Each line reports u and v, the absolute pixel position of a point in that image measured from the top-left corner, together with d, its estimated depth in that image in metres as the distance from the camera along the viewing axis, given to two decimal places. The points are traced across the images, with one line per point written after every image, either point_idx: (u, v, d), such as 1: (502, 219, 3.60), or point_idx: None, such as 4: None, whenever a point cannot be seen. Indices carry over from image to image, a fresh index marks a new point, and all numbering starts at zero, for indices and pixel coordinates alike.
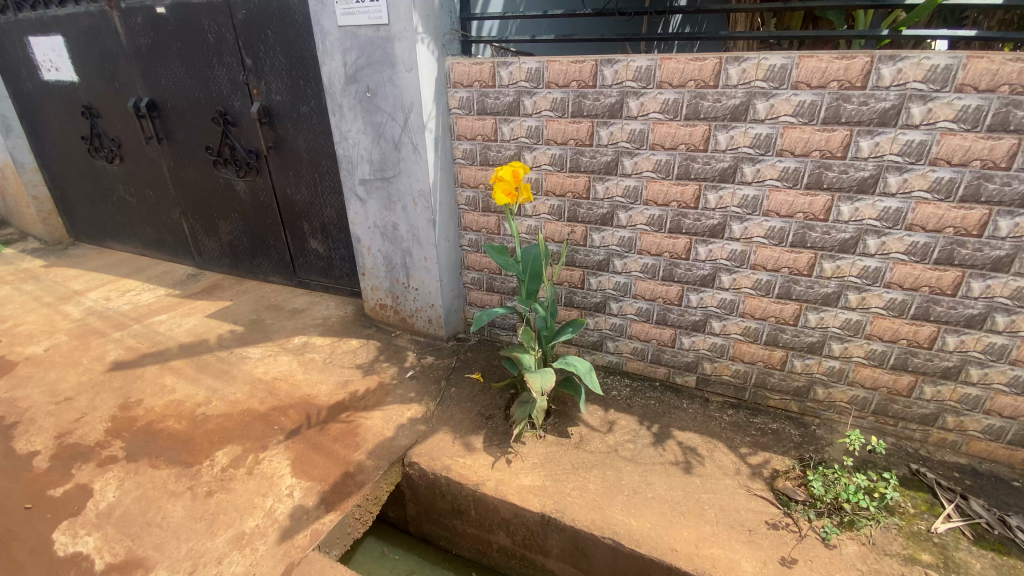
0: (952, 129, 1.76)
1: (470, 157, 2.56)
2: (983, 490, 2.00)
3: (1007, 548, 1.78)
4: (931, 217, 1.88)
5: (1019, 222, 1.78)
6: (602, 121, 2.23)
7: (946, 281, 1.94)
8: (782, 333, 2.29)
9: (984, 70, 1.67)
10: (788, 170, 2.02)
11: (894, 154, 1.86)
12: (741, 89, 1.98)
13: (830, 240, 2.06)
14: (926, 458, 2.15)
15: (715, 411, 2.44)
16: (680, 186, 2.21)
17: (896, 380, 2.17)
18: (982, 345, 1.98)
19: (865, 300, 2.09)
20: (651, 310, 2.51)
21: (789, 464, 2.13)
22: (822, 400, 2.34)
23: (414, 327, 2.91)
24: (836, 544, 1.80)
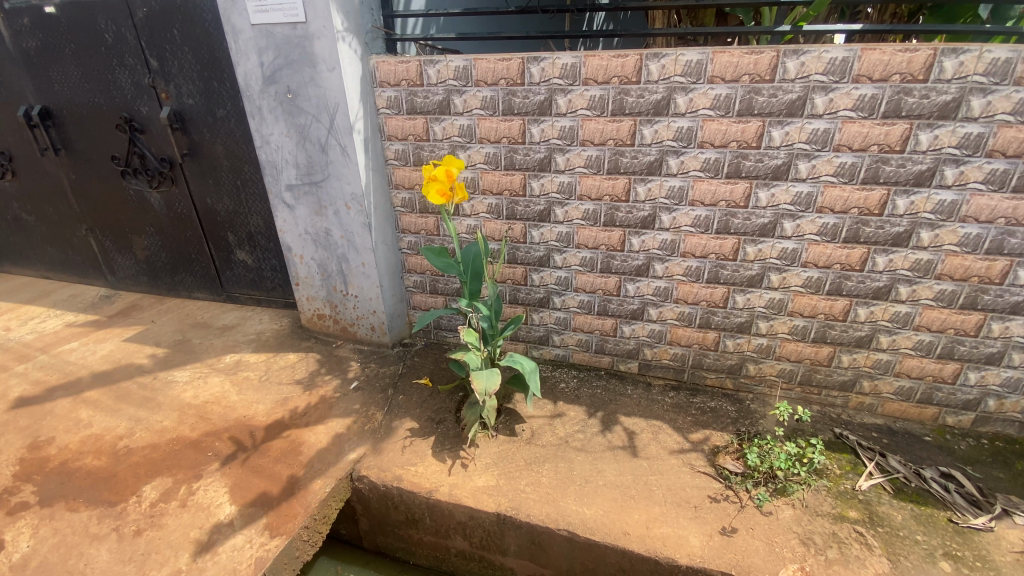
0: (851, 117, 1.90)
1: (403, 158, 2.50)
2: (899, 446, 2.19)
3: (923, 498, 1.96)
4: (838, 199, 2.03)
5: (914, 200, 1.95)
6: (533, 118, 2.24)
7: (854, 258, 2.10)
8: (714, 316, 2.41)
9: (877, 61, 1.81)
10: (709, 161, 2.11)
11: (802, 142, 1.98)
12: (662, 84, 2.04)
13: (751, 226, 2.18)
14: (848, 422, 2.32)
15: (657, 394, 2.53)
16: (612, 180, 2.26)
17: (817, 352, 2.33)
18: (889, 314, 2.16)
19: (786, 280, 2.23)
20: (593, 302, 2.56)
21: (727, 439, 2.24)
22: (754, 375, 2.48)
23: (356, 335, 2.83)
24: (772, 510, 1.92)
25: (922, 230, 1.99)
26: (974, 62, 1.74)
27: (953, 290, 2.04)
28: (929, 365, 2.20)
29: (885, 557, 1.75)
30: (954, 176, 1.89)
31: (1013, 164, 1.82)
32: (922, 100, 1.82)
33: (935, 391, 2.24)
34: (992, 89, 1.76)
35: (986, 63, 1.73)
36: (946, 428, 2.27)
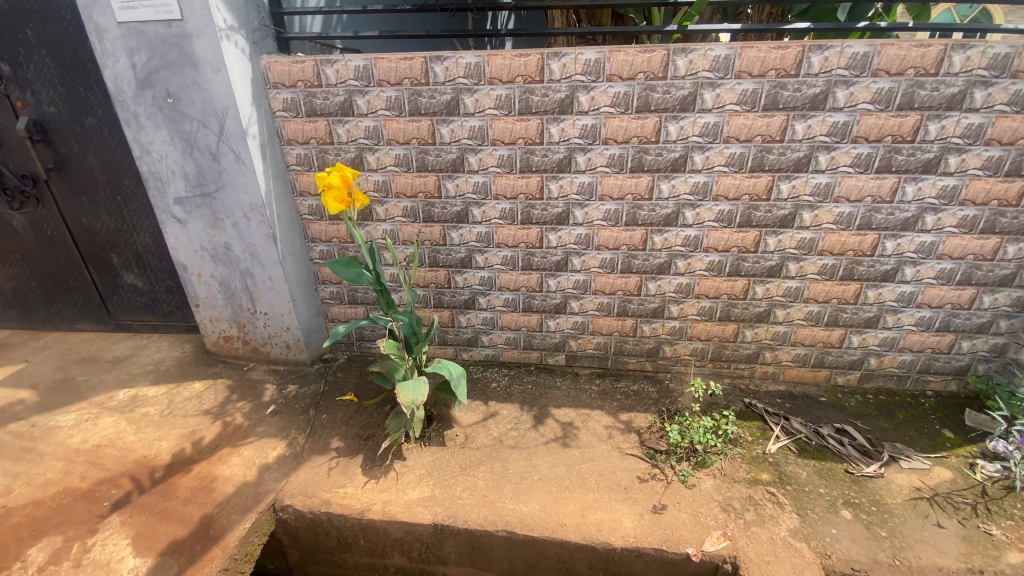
0: (737, 111, 2.05)
1: (306, 163, 2.37)
2: (799, 409, 2.41)
3: (823, 454, 2.16)
4: (731, 187, 2.18)
5: (795, 184, 2.14)
6: (441, 118, 2.21)
7: (749, 240, 2.28)
8: (631, 303, 2.51)
9: (755, 58, 1.96)
10: (614, 157, 2.19)
11: (696, 135, 2.11)
12: (564, 82, 2.08)
13: (657, 216, 2.29)
14: (755, 391, 2.52)
15: (585, 384, 2.60)
16: (525, 178, 2.28)
17: (725, 329, 2.50)
18: (782, 290, 2.36)
19: (691, 265, 2.37)
20: (517, 300, 2.58)
21: (651, 420, 2.35)
22: (670, 356, 2.62)
23: (270, 355, 2.65)
24: (695, 483, 2.04)
25: (804, 211, 2.19)
26: (837, 57, 1.92)
27: (833, 264, 2.27)
28: (820, 332, 2.43)
29: (794, 512, 1.91)
30: (827, 161, 2.09)
31: (874, 148, 2.04)
32: (796, 93, 1.99)
33: (826, 355, 2.48)
34: (853, 81, 1.95)
35: (847, 58, 1.92)
36: (837, 388, 2.53)
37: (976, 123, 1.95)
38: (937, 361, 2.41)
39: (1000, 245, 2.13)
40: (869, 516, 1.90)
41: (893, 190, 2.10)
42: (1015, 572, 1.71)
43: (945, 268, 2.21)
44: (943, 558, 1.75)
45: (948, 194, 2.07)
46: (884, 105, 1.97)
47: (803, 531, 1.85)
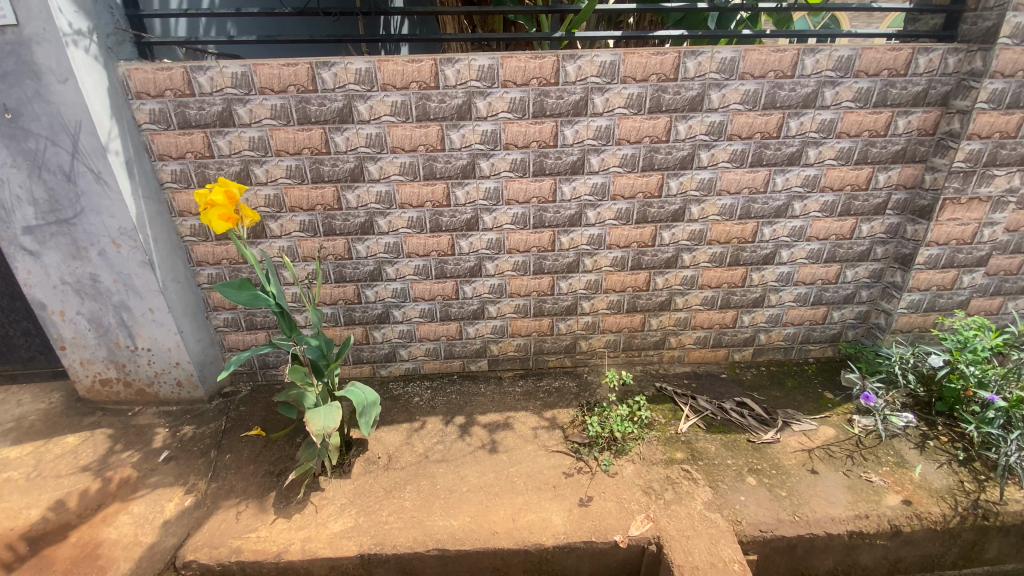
0: (626, 114, 2.16)
1: (184, 180, 2.16)
2: (704, 387, 2.59)
3: (728, 427, 2.34)
4: (626, 186, 2.30)
5: (683, 181, 2.30)
6: (334, 127, 2.10)
7: (647, 235, 2.41)
8: (546, 303, 2.56)
9: (637, 63, 2.07)
10: (516, 161, 2.22)
11: (591, 138, 2.19)
12: (460, 88, 2.08)
13: (562, 217, 2.35)
14: (665, 375, 2.68)
15: (508, 386, 2.62)
16: (429, 186, 2.24)
17: (633, 320, 2.63)
18: (680, 279, 2.53)
19: (598, 262, 2.47)
20: (433, 309, 2.53)
21: (573, 415, 2.42)
22: (586, 350, 2.71)
23: (158, 395, 2.38)
24: (617, 470, 2.12)
25: (693, 205, 2.36)
26: (709, 62, 2.09)
27: (722, 252, 2.47)
28: (716, 314, 2.63)
29: (707, 486, 2.05)
30: (709, 158, 2.26)
31: (747, 144, 2.24)
32: (676, 96, 2.14)
33: (723, 335, 2.69)
34: (724, 84, 2.13)
35: (717, 63, 2.09)
36: (735, 363, 2.75)
37: (828, 119, 2.20)
38: (815, 331, 2.70)
39: (856, 225, 2.43)
40: (771, 479, 2.08)
41: (766, 181, 2.32)
42: (891, 511, 1.95)
43: (814, 248, 2.48)
44: (834, 508, 1.96)
45: (811, 182, 2.33)
46: (752, 105, 2.16)
47: (716, 503, 1.98)
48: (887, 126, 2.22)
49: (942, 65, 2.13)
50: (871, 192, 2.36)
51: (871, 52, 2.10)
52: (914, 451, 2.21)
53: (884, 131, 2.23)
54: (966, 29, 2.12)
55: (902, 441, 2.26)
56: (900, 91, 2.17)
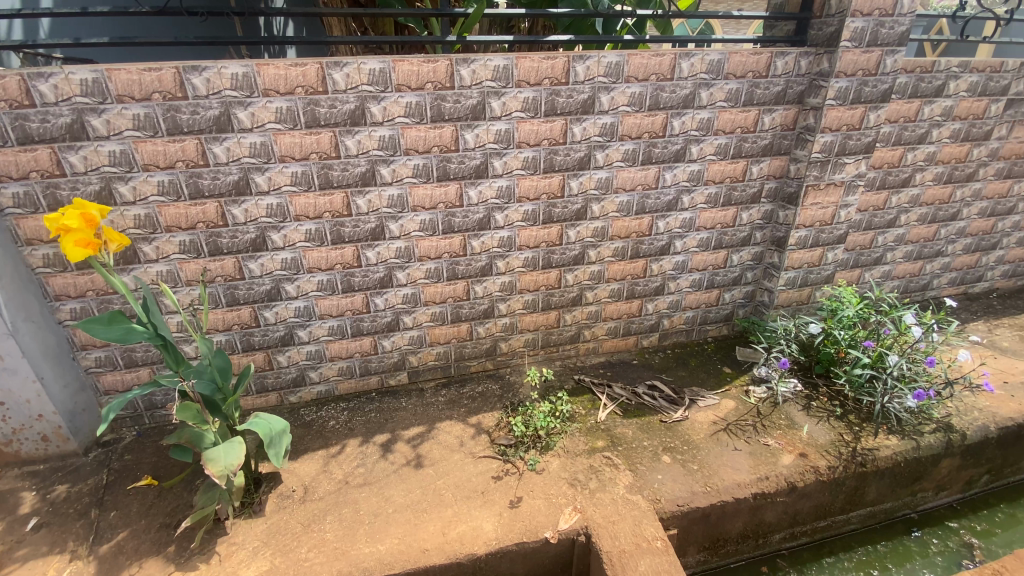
0: (524, 117, 2.20)
1: (30, 204, 1.88)
2: (618, 374, 2.72)
3: (642, 411, 2.47)
4: (530, 188, 2.34)
5: (582, 181, 2.39)
6: (211, 136, 1.94)
7: (555, 234, 2.48)
8: (462, 308, 2.54)
9: (530, 68, 2.12)
10: (418, 167, 2.18)
11: (492, 142, 2.21)
12: (351, 93, 2.00)
13: (470, 222, 2.34)
14: (582, 367, 2.77)
15: (430, 397, 2.56)
16: (327, 196, 2.14)
17: (549, 317, 2.69)
18: (589, 274, 2.63)
19: (510, 263, 2.49)
20: (343, 325, 2.42)
21: (497, 418, 2.42)
22: (507, 352, 2.72)
23: (18, 454, 2.05)
24: (543, 467, 2.16)
25: (593, 204, 2.46)
26: (597, 66, 2.18)
27: (624, 246, 2.60)
28: (623, 305, 2.76)
29: (628, 470, 2.15)
30: (604, 158, 2.36)
31: (637, 144, 2.37)
32: (569, 99, 2.21)
33: (632, 324, 2.83)
34: (612, 87, 2.23)
35: (604, 67, 2.19)
36: (645, 349, 2.91)
37: (706, 118, 2.39)
38: (711, 313, 2.93)
39: (737, 213, 2.67)
40: (683, 455, 2.22)
41: (656, 178, 2.47)
42: (786, 470, 2.17)
43: (704, 237, 2.69)
44: (739, 474, 2.14)
45: (696, 177, 2.52)
46: (639, 107, 2.30)
47: (636, 485, 2.08)
48: (755, 123, 2.46)
49: (797, 67, 2.40)
50: (747, 183, 2.60)
51: (736, 56, 2.31)
52: (801, 412, 2.47)
53: (753, 127, 2.47)
54: (814, 35, 2.38)
55: (791, 404, 2.52)
56: (764, 90, 2.41)
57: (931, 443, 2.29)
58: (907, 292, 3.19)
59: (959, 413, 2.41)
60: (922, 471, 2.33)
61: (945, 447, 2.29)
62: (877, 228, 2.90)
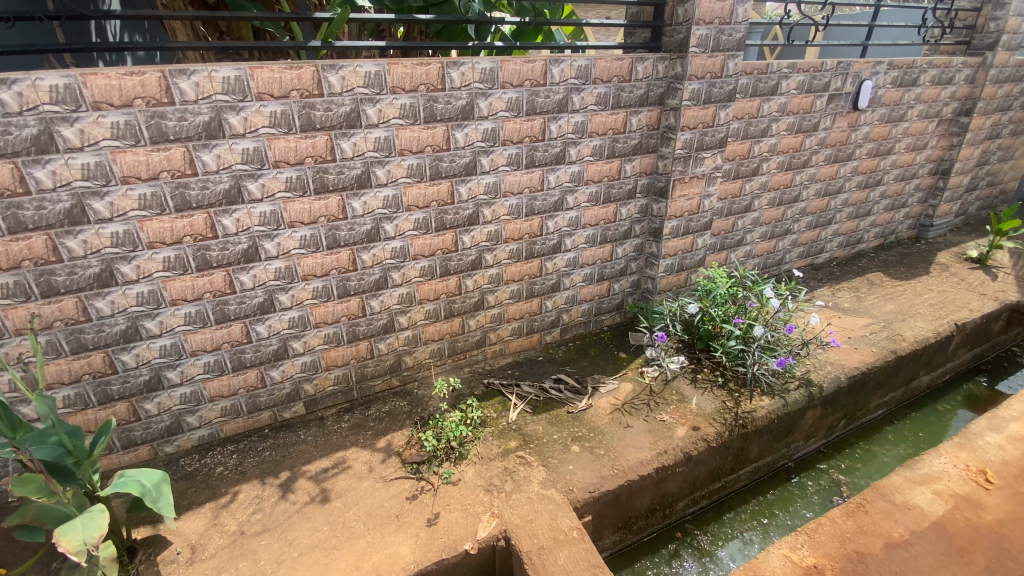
0: (402, 124, 2.14)
1: None
2: (526, 373, 2.76)
3: (551, 405, 2.53)
4: (418, 196, 2.29)
5: (471, 186, 2.39)
6: (29, 159, 1.66)
7: (448, 241, 2.45)
8: (358, 326, 2.42)
9: (403, 74, 2.07)
10: (292, 180, 2.04)
11: (371, 150, 2.13)
12: (204, 104, 1.82)
13: (357, 235, 2.24)
14: (490, 371, 2.77)
15: (333, 425, 2.42)
16: (186, 219, 1.93)
17: (452, 325, 2.66)
18: (487, 278, 2.63)
19: (406, 274, 2.42)
20: (222, 360, 2.19)
21: (407, 435, 2.34)
22: (412, 366, 2.64)
23: None
24: (458, 478, 2.12)
25: (484, 208, 2.47)
26: (471, 72, 2.19)
27: (518, 248, 2.64)
28: (524, 304, 2.81)
29: (541, 466, 2.19)
30: (489, 162, 2.38)
31: (519, 148, 2.42)
32: (447, 105, 2.20)
33: (534, 322, 2.89)
34: (488, 93, 2.26)
35: (478, 73, 2.21)
36: (549, 345, 2.99)
37: (580, 121, 2.52)
38: (605, 303, 3.09)
39: (617, 209, 2.84)
40: (591, 443, 2.31)
41: (541, 180, 2.55)
42: (681, 441, 2.34)
43: (590, 234, 2.83)
44: (641, 452, 2.27)
45: (577, 177, 2.64)
46: (517, 112, 2.35)
47: (550, 479, 2.12)
48: (624, 124, 2.64)
49: (655, 71, 2.60)
50: (623, 180, 2.78)
51: (602, 62, 2.45)
52: (690, 385, 2.69)
53: (623, 128, 2.64)
54: (667, 42, 2.60)
55: (681, 379, 2.73)
56: (629, 93, 2.58)
57: (796, 398, 2.60)
58: (766, 268, 3.61)
59: (815, 368, 2.78)
60: (793, 424, 2.65)
61: (807, 400, 2.62)
62: (737, 213, 3.25)
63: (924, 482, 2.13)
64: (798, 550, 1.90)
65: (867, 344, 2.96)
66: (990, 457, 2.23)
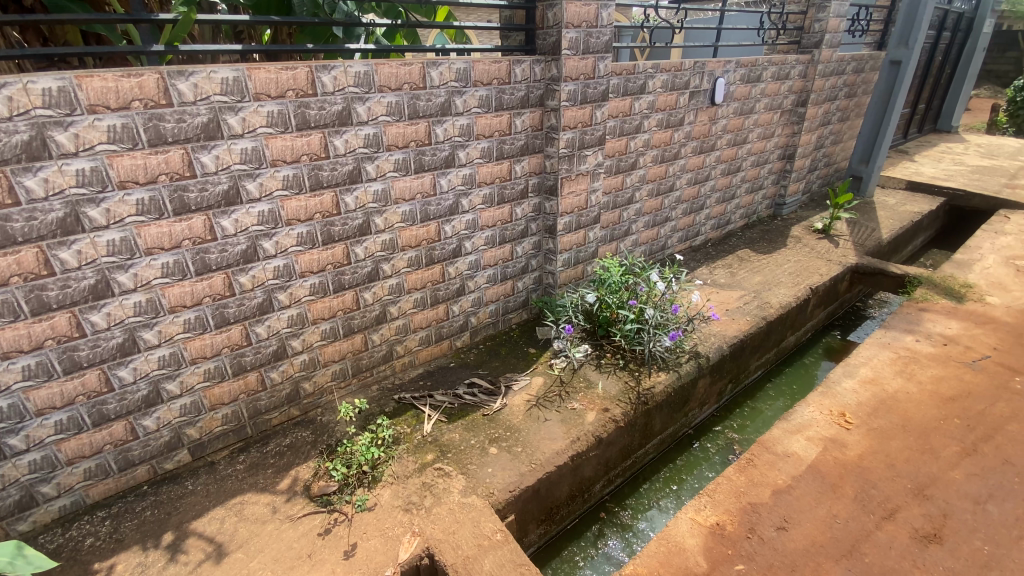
0: (271, 133, 1.99)
1: None
2: (438, 382, 2.69)
3: (465, 411, 2.50)
4: (298, 209, 2.14)
5: (357, 195, 2.28)
6: None
7: (339, 254, 2.32)
8: (244, 357, 2.21)
9: (267, 79, 1.92)
10: (144, 202, 1.82)
11: (237, 163, 1.96)
12: (21, 120, 1.56)
13: (230, 256, 2.05)
14: (400, 385, 2.67)
15: (226, 469, 2.19)
16: (10, 256, 1.64)
17: (354, 343, 2.52)
18: (386, 289, 2.53)
19: (294, 294, 2.25)
20: (78, 416, 1.89)
21: (314, 466, 2.19)
22: (313, 392, 2.47)
23: None
24: (374, 503, 2.02)
25: (375, 217, 2.37)
26: (344, 76, 2.09)
27: (417, 255, 2.57)
28: (429, 312, 2.74)
29: (460, 474, 2.15)
30: (375, 169, 2.29)
31: (406, 153, 2.36)
32: (321, 111, 2.08)
33: (441, 329, 2.83)
34: (366, 97, 2.17)
35: (352, 77, 2.11)
36: (460, 350, 2.95)
37: (465, 123, 2.51)
38: (510, 302, 3.12)
39: (511, 209, 2.88)
40: (507, 442, 2.32)
41: (433, 184, 2.50)
42: (592, 425, 2.43)
43: (488, 235, 2.83)
44: (556, 443, 2.32)
45: (469, 180, 2.63)
46: (399, 116, 2.28)
47: (470, 486, 2.09)
48: (509, 126, 2.68)
49: (533, 73, 2.67)
50: (514, 180, 2.82)
51: (480, 64, 2.46)
52: (596, 371, 2.80)
53: (509, 130, 2.69)
54: (541, 44, 2.68)
55: (587, 366, 2.84)
56: (510, 95, 2.62)
57: (688, 369, 2.83)
58: (653, 254, 3.89)
59: (702, 340, 3.03)
60: (688, 394, 2.87)
61: (697, 370, 2.85)
62: (621, 206, 3.46)
63: (799, 431, 2.41)
64: (702, 511, 2.05)
65: (743, 313, 3.29)
66: (847, 400, 2.58)
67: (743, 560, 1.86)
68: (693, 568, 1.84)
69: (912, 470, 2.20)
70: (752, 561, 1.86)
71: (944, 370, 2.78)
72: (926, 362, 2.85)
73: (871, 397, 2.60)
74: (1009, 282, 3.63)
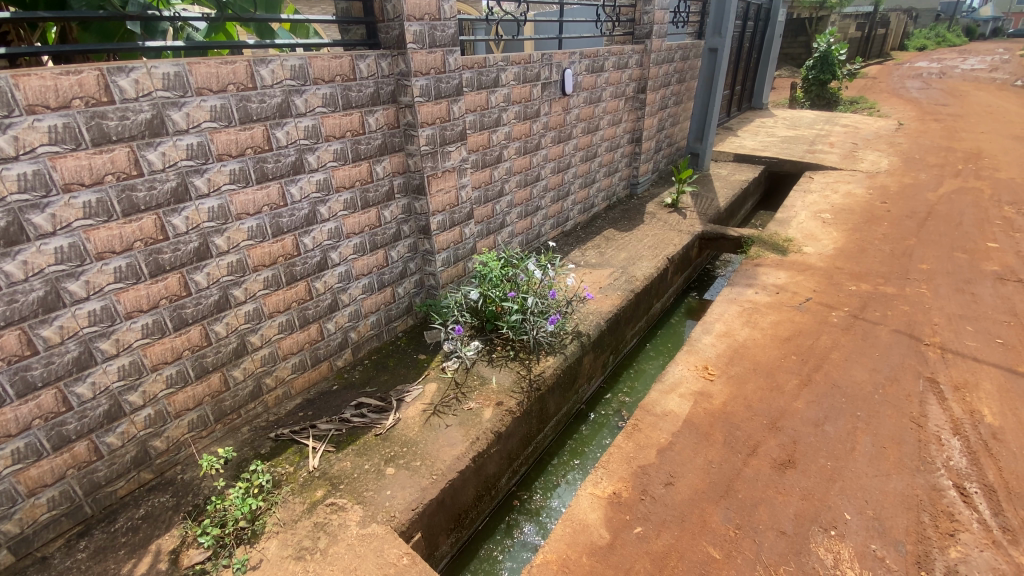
0: (57, 152, 1.64)
1: None
2: (320, 409, 2.47)
3: (355, 435, 2.32)
4: (111, 240, 1.80)
5: (187, 216, 1.98)
6: None
7: (174, 286, 2.00)
8: (66, 425, 1.82)
9: (41, 87, 1.58)
10: None
11: (16, 193, 1.59)
12: None
13: (23, 307, 1.66)
14: (277, 421, 2.41)
15: (63, 562, 1.80)
16: None
17: (211, 384, 2.21)
18: (242, 317, 2.25)
19: (122, 340, 1.90)
20: None
21: (180, 533, 1.89)
22: (167, 448, 2.13)
23: None
24: (258, 560, 1.80)
25: (214, 238, 2.08)
26: (148, 79, 1.78)
27: (273, 274, 2.32)
28: (300, 335, 2.50)
29: (356, 505, 1.99)
30: (206, 184, 2.01)
31: (243, 162, 2.10)
32: (123, 122, 1.76)
33: (317, 350, 2.61)
34: (181, 102, 1.88)
35: (159, 79, 1.80)
36: (341, 370, 2.74)
37: (310, 125, 2.30)
38: (392, 310, 2.96)
39: (379, 213, 2.73)
40: (405, 459, 2.20)
41: (281, 195, 2.27)
42: (489, 422, 2.42)
43: (356, 243, 2.66)
44: (455, 448, 2.26)
45: (325, 186, 2.43)
46: (227, 121, 2.02)
47: (369, 514, 1.96)
48: (362, 125, 2.52)
49: (379, 68, 2.53)
50: (376, 183, 2.67)
51: (317, 61, 2.26)
52: (488, 366, 2.79)
53: (362, 129, 2.53)
54: (384, 38, 2.55)
55: (479, 364, 2.81)
56: (358, 93, 2.46)
57: (573, 349, 2.94)
58: (528, 243, 3.98)
59: (581, 320, 3.17)
60: (576, 372, 2.98)
61: (581, 349, 2.97)
62: (492, 199, 3.48)
63: (672, 390, 2.62)
64: (600, 484, 2.14)
65: (614, 289, 3.50)
66: (708, 354, 2.87)
67: (640, 523, 1.97)
68: (597, 541, 1.91)
69: (767, 407, 2.51)
70: (648, 521, 1.98)
71: (780, 315, 3.23)
72: (765, 310, 3.28)
73: (726, 348, 2.92)
74: (819, 233, 4.32)
